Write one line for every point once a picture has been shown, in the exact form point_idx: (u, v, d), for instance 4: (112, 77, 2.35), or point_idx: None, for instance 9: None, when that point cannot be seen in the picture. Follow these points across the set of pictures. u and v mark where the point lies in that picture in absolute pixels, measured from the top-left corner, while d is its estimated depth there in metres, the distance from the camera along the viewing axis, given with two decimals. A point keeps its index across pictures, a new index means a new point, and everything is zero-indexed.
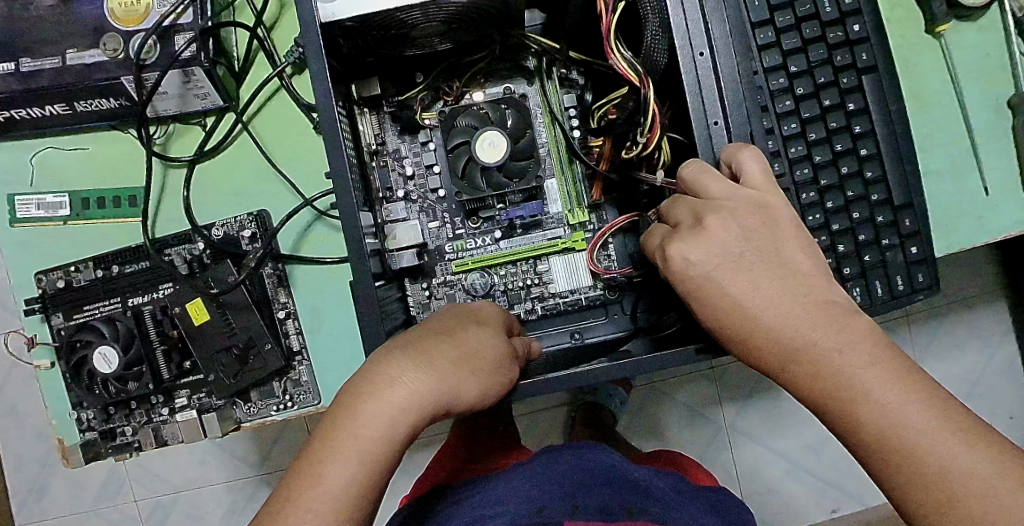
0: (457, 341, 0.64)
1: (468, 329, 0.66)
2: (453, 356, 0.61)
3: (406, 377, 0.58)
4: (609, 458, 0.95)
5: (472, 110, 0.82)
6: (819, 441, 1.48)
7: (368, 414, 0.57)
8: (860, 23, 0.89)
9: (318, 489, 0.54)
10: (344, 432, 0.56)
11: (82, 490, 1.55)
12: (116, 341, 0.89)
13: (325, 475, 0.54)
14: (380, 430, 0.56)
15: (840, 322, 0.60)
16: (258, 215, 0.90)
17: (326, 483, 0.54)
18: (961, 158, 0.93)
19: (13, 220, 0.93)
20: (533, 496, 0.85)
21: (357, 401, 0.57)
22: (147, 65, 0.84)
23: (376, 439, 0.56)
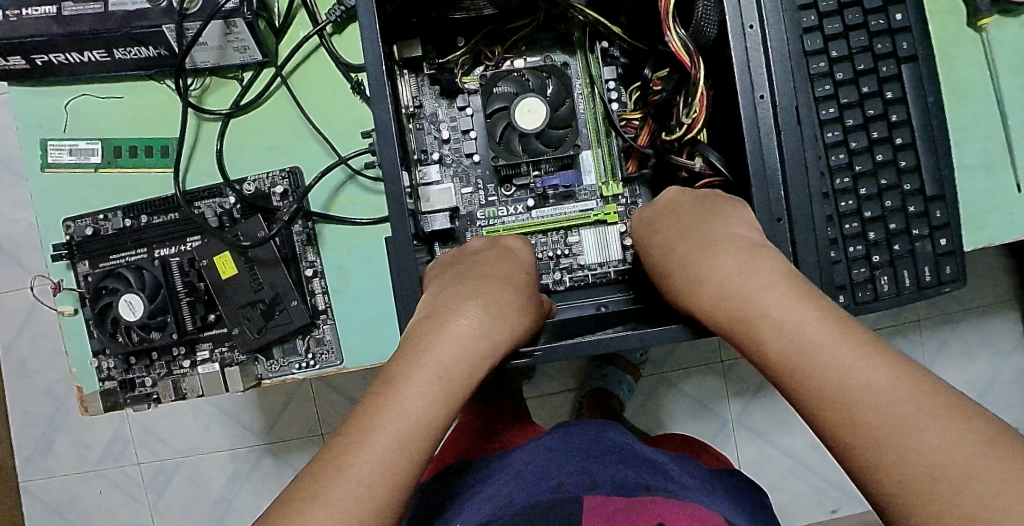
0: (510, 282, 0.71)
1: (515, 274, 0.73)
2: (509, 303, 0.69)
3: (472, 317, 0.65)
4: (620, 438, 0.95)
5: (513, 76, 0.82)
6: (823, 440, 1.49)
7: (446, 341, 0.62)
8: (902, 12, 0.89)
9: (399, 405, 0.58)
10: (422, 352, 0.61)
11: (88, 449, 1.55)
12: (142, 290, 0.88)
13: (405, 390, 0.59)
14: (455, 354, 0.62)
15: (761, 264, 0.63)
16: (290, 171, 0.91)
17: (409, 394, 0.58)
18: (994, 153, 0.93)
19: (43, 165, 0.93)
20: (553, 474, 0.83)
21: (428, 336, 0.63)
22: (190, 14, 0.85)
23: (453, 359, 0.62)
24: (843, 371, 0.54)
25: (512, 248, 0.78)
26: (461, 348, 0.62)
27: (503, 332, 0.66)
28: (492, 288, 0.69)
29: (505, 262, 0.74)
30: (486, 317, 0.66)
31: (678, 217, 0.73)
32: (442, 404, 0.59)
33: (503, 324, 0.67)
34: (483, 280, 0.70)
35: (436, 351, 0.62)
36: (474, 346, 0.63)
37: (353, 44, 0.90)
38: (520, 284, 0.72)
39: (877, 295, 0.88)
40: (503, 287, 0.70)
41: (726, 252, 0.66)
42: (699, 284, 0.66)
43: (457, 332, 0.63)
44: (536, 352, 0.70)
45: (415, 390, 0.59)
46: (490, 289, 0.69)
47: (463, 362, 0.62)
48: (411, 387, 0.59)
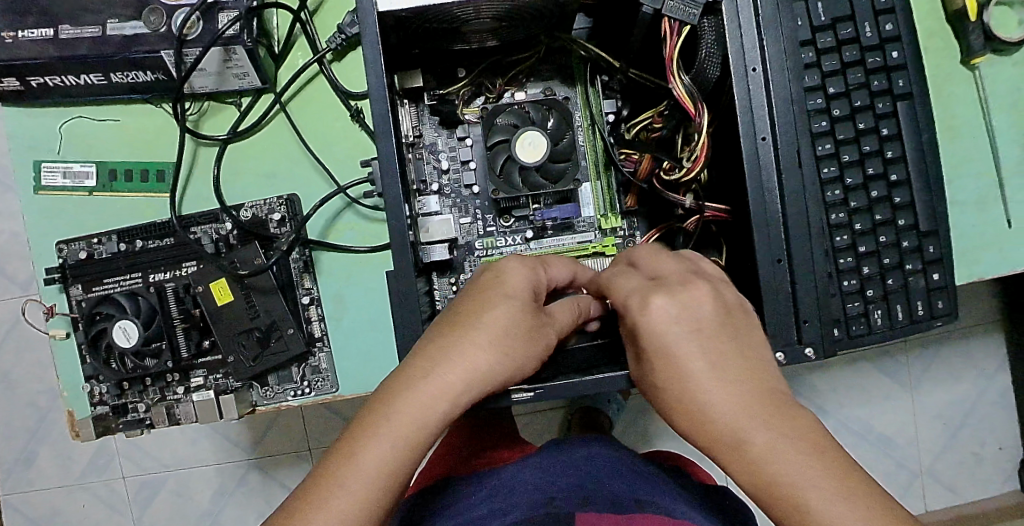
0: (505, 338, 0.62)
1: (499, 318, 0.62)
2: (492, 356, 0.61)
3: (444, 376, 0.59)
4: (611, 455, 0.93)
5: (514, 109, 0.83)
6: None
7: (408, 403, 0.57)
8: (898, 49, 0.90)
9: (355, 474, 0.54)
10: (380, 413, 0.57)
11: (72, 462, 1.53)
12: (137, 316, 0.88)
13: (363, 457, 0.55)
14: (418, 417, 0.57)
15: (711, 347, 0.59)
16: (289, 198, 0.90)
17: (363, 460, 0.54)
18: (987, 189, 0.94)
19: (36, 188, 0.92)
20: (542, 491, 0.82)
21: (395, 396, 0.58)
22: (188, 41, 0.84)
23: (418, 422, 0.56)
24: (791, 480, 0.51)
25: (506, 280, 0.66)
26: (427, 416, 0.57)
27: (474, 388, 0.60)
28: (483, 345, 0.61)
29: (497, 309, 0.63)
30: (458, 376, 0.59)
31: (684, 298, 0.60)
32: (403, 469, 0.56)
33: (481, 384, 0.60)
34: (471, 331, 0.62)
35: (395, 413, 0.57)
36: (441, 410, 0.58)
37: (352, 72, 0.90)
38: (503, 331, 0.62)
39: (871, 328, 0.89)
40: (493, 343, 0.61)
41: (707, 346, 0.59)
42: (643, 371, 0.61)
43: (417, 398, 0.57)
44: (537, 391, 0.69)
45: (375, 453, 0.55)
46: (477, 345, 0.61)
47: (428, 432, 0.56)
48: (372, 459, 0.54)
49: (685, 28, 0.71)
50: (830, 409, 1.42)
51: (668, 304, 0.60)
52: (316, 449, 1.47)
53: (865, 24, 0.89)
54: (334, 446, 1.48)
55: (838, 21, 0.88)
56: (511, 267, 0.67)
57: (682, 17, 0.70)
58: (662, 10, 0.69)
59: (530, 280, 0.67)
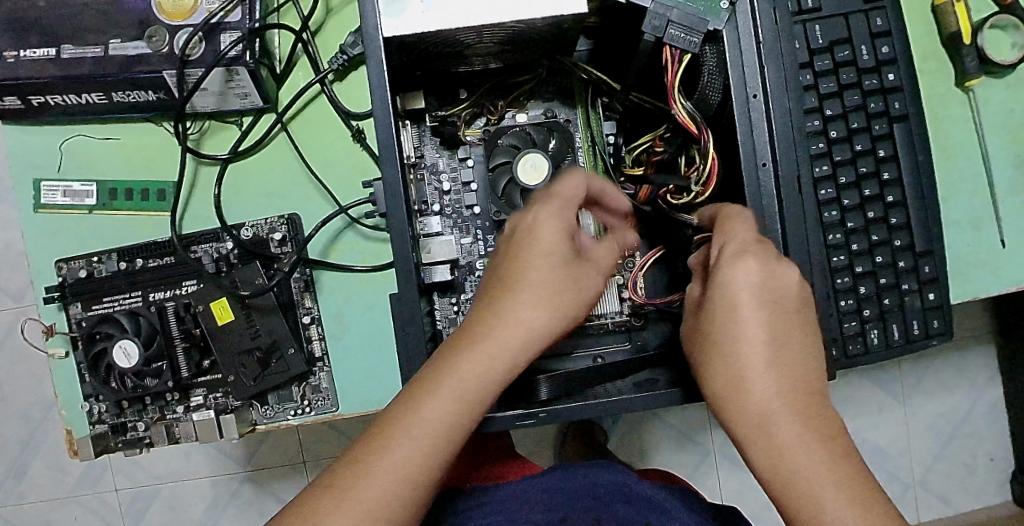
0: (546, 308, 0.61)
1: (537, 272, 0.62)
2: (535, 306, 0.61)
3: (497, 329, 0.60)
4: (619, 472, 0.96)
5: (516, 131, 0.85)
6: None
7: (464, 359, 0.58)
8: (894, 72, 0.90)
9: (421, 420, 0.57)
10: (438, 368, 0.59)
11: (64, 475, 1.52)
12: (138, 336, 0.88)
13: (424, 411, 0.57)
14: (473, 370, 0.58)
15: (788, 341, 0.61)
16: (290, 218, 0.91)
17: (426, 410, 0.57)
18: (981, 209, 0.95)
19: (36, 206, 0.92)
20: (554, 506, 0.84)
21: (452, 353, 0.59)
22: (190, 61, 0.84)
23: (473, 374, 0.58)
24: (787, 451, 0.57)
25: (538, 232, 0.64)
26: (480, 370, 0.58)
27: (527, 341, 0.60)
28: (524, 301, 0.61)
29: (537, 274, 0.62)
30: (506, 330, 0.60)
31: (759, 285, 0.61)
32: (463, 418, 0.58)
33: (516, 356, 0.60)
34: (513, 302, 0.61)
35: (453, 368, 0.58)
36: (495, 365, 0.59)
37: (354, 93, 0.90)
38: (543, 283, 0.61)
39: (866, 347, 0.90)
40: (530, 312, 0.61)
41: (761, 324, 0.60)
42: (710, 335, 0.62)
43: (471, 354, 0.59)
44: (543, 413, 0.70)
45: (435, 407, 0.57)
46: (522, 300, 0.61)
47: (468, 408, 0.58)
48: (412, 435, 0.56)
49: (686, 56, 0.71)
50: None
51: (761, 279, 0.61)
52: (311, 462, 1.47)
53: (862, 47, 0.89)
54: (329, 458, 1.48)
55: (835, 44, 0.89)
56: (542, 218, 0.64)
57: (683, 46, 0.70)
58: (665, 36, 0.70)
59: (566, 233, 0.64)
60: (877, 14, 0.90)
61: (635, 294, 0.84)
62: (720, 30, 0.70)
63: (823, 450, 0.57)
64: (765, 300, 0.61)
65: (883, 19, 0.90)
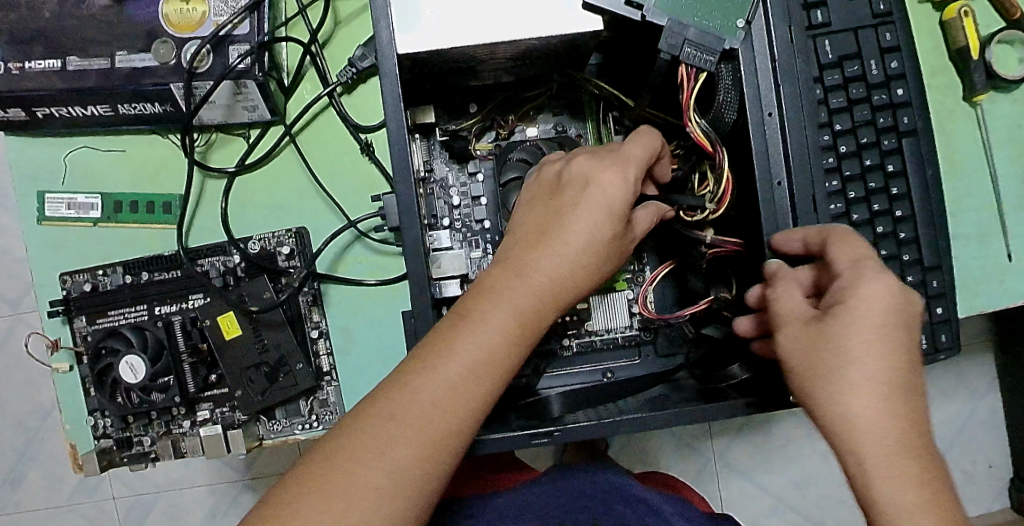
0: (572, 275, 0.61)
1: (585, 217, 0.62)
2: (580, 255, 0.61)
3: (541, 273, 0.60)
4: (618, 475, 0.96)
5: (527, 146, 0.83)
6: (805, 479, 1.43)
7: (509, 299, 0.59)
8: (903, 86, 0.90)
9: (466, 357, 0.56)
10: (480, 306, 0.59)
11: (61, 483, 1.51)
12: (145, 351, 0.86)
13: (469, 347, 0.57)
14: (517, 313, 0.59)
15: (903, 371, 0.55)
16: (297, 232, 0.90)
17: (471, 346, 0.57)
18: (987, 223, 0.95)
19: (41, 218, 0.91)
20: (551, 515, 0.83)
21: (497, 291, 0.59)
22: (198, 74, 0.83)
23: (517, 316, 0.59)
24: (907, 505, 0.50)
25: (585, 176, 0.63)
26: (525, 313, 0.59)
27: (567, 289, 0.61)
28: (570, 247, 0.61)
29: (570, 237, 0.62)
30: (550, 277, 0.61)
31: (885, 312, 0.55)
32: (505, 360, 0.58)
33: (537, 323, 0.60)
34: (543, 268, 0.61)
35: (497, 308, 0.59)
36: (538, 309, 0.60)
37: (362, 106, 0.90)
38: (590, 229, 0.62)
39: None
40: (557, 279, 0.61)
41: (882, 355, 0.55)
42: (823, 358, 0.57)
43: (517, 295, 0.59)
44: (559, 433, 0.69)
45: (479, 344, 0.57)
46: (568, 247, 0.61)
47: (487, 376, 0.57)
48: (434, 384, 0.55)
49: (702, 74, 0.71)
50: None
51: (887, 304, 0.56)
52: None
53: (871, 62, 0.89)
54: None
55: (845, 59, 0.89)
56: (590, 164, 0.64)
57: (698, 64, 0.70)
58: (682, 53, 0.69)
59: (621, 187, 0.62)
60: (886, 29, 0.90)
61: (645, 308, 0.83)
62: (734, 48, 0.70)
63: (926, 496, 0.51)
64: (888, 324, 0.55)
65: (892, 34, 0.90)
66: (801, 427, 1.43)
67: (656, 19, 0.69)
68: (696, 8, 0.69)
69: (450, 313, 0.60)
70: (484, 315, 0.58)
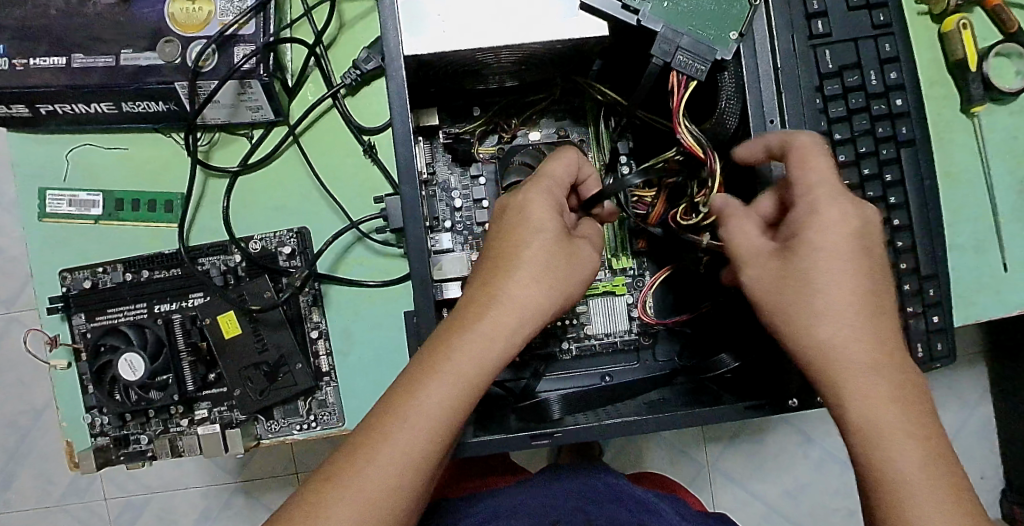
0: (514, 330, 0.60)
1: (534, 252, 0.62)
2: (531, 288, 0.61)
3: (493, 312, 0.60)
4: (610, 478, 0.95)
5: (529, 150, 0.84)
6: (797, 487, 1.43)
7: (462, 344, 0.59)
8: (902, 97, 0.91)
9: (421, 411, 0.57)
10: (436, 357, 0.58)
11: (52, 484, 1.50)
12: (143, 349, 0.86)
13: (422, 400, 0.57)
14: (471, 357, 0.58)
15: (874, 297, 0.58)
16: (299, 231, 0.90)
17: (425, 398, 0.57)
18: (983, 233, 0.96)
19: (41, 214, 0.91)
20: (544, 510, 0.82)
21: (450, 338, 0.59)
22: (204, 73, 0.83)
23: (473, 361, 0.58)
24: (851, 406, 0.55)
25: (533, 206, 0.64)
26: (481, 355, 0.59)
27: (523, 323, 0.61)
28: (523, 281, 0.61)
29: (514, 291, 0.61)
30: (503, 316, 0.60)
31: (844, 231, 0.58)
32: (460, 405, 0.58)
33: (481, 381, 0.59)
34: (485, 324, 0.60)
35: (451, 355, 0.58)
36: (493, 351, 0.59)
37: (366, 108, 0.90)
38: (540, 264, 0.62)
39: None
40: (499, 334, 0.60)
41: (839, 271, 0.57)
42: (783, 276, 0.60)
43: (473, 339, 0.59)
44: (559, 434, 0.69)
45: (435, 394, 0.57)
46: (519, 282, 0.61)
47: (430, 440, 0.56)
48: (391, 443, 0.56)
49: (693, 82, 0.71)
50: (819, 437, 1.43)
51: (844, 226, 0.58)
52: (304, 473, 1.45)
53: (871, 72, 0.90)
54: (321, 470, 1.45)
55: (845, 69, 0.90)
56: (534, 196, 0.64)
57: (691, 73, 0.70)
58: (671, 62, 0.70)
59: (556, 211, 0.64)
60: (886, 40, 0.91)
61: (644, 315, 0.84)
62: (727, 59, 0.71)
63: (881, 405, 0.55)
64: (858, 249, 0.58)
65: (891, 45, 0.91)
66: (793, 436, 1.43)
67: (651, 24, 0.70)
68: (691, 17, 0.70)
69: (407, 366, 0.60)
70: (439, 365, 0.58)
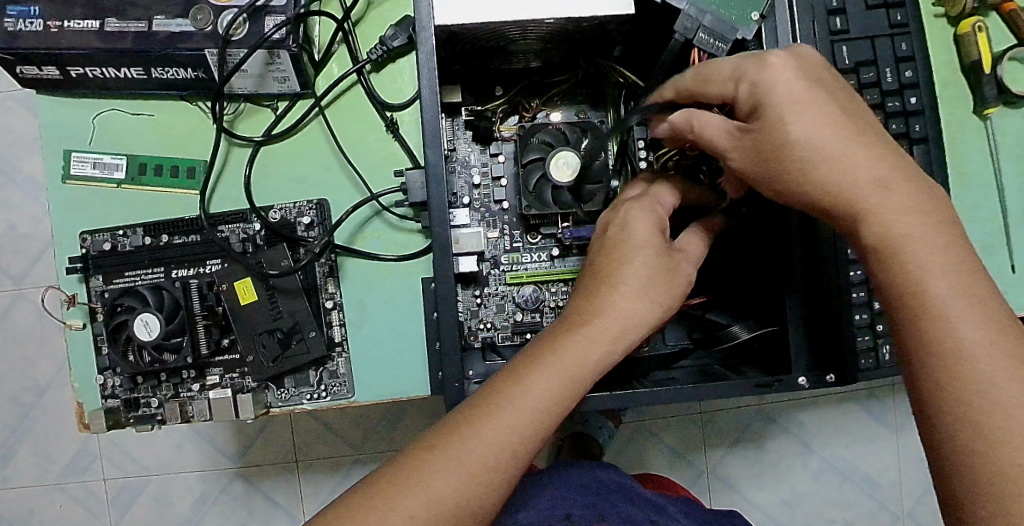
0: (618, 339, 0.64)
1: (643, 263, 0.66)
2: (633, 303, 0.65)
3: (602, 323, 0.64)
4: (613, 472, 0.95)
5: (550, 129, 0.84)
6: (795, 495, 1.43)
7: (572, 346, 0.62)
8: (917, 95, 0.93)
9: (528, 404, 0.58)
10: (544, 354, 0.62)
11: (52, 461, 1.50)
12: (160, 310, 0.87)
13: (531, 394, 0.59)
14: (580, 360, 0.62)
15: (924, 195, 0.56)
16: (318, 203, 0.92)
17: (534, 392, 0.59)
18: (992, 234, 0.98)
19: (65, 177, 0.92)
20: (557, 503, 0.81)
21: (563, 341, 0.63)
22: (234, 41, 0.85)
23: (580, 363, 0.62)
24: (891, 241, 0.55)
25: (637, 218, 0.69)
26: (590, 358, 0.62)
27: (623, 337, 0.64)
28: (631, 294, 0.65)
29: (622, 303, 0.65)
30: (610, 326, 0.64)
31: (806, 95, 0.59)
32: (562, 404, 0.60)
33: (579, 381, 0.61)
34: (585, 329, 0.63)
35: (562, 355, 0.62)
36: (597, 358, 0.62)
37: (390, 84, 0.92)
38: (647, 279, 0.66)
39: None
40: (601, 338, 0.63)
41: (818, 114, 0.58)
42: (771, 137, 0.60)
43: (584, 342, 0.63)
44: None
45: (543, 388, 0.59)
46: (625, 295, 0.65)
47: (532, 432, 0.58)
48: (496, 432, 0.57)
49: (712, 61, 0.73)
50: (821, 444, 1.43)
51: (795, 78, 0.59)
52: (304, 461, 1.44)
53: (887, 70, 0.92)
54: (319, 461, 1.44)
55: (862, 65, 0.91)
56: (636, 213, 0.70)
57: (711, 51, 0.71)
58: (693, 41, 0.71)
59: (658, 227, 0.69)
60: (903, 39, 0.93)
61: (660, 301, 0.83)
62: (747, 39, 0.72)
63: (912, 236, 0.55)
64: (843, 141, 0.58)
65: (908, 44, 0.93)
66: (794, 445, 1.43)
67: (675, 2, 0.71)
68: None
69: (513, 363, 0.63)
70: (546, 361, 0.61)
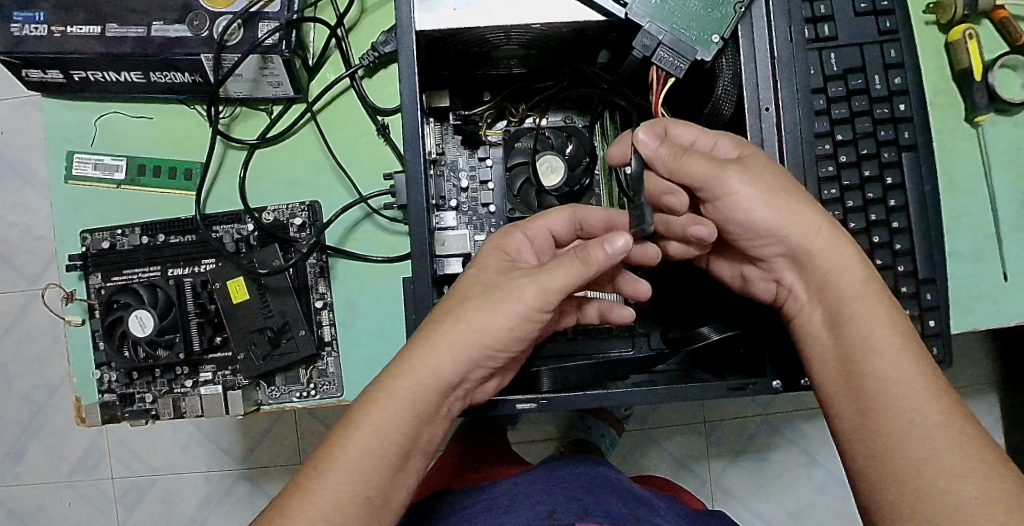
0: (451, 359, 0.62)
1: (479, 293, 0.66)
2: (465, 326, 0.63)
3: (433, 349, 0.62)
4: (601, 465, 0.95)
5: (535, 133, 0.87)
6: (798, 507, 1.42)
7: (403, 375, 0.61)
8: (906, 102, 0.92)
9: (364, 438, 0.59)
10: (379, 389, 0.61)
11: (61, 460, 1.53)
12: (154, 307, 0.89)
13: (365, 429, 0.59)
14: (413, 386, 0.61)
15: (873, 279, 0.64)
16: (310, 205, 0.94)
17: (368, 426, 0.59)
18: (984, 242, 0.97)
19: (66, 177, 0.95)
20: (541, 500, 0.83)
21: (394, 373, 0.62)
22: (229, 46, 0.87)
23: (413, 389, 0.61)
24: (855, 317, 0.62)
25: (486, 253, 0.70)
26: (424, 383, 0.61)
27: (458, 359, 0.62)
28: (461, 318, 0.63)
29: (448, 329, 0.63)
30: (440, 350, 0.62)
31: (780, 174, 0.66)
32: (400, 429, 0.60)
33: (411, 407, 0.60)
34: (416, 356, 0.62)
35: (394, 385, 0.61)
36: (430, 381, 0.61)
37: (381, 89, 0.94)
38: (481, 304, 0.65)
39: None
40: (423, 369, 0.61)
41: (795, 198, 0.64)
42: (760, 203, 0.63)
43: (415, 370, 0.61)
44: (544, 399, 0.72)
45: (377, 419, 0.59)
46: (454, 321, 0.64)
47: (374, 460, 0.58)
48: (336, 470, 0.57)
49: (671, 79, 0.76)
50: (825, 454, 1.42)
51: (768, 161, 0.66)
52: (307, 464, 1.46)
53: (876, 76, 0.92)
54: None
55: (850, 72, 0.91)
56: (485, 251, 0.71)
57: (670, 69, 0.74)
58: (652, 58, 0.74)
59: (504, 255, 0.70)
60: (892, 46, 0.93)
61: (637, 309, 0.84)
62: (707, 61, 0.74)
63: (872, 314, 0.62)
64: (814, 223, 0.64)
65: (897, 52, 0.92)
66: (797, 455, 1.42)
67: (637, 18, 0.73)
68: (675, 15, 0.73)
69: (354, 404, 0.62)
70: (379, 396, 0.61)
